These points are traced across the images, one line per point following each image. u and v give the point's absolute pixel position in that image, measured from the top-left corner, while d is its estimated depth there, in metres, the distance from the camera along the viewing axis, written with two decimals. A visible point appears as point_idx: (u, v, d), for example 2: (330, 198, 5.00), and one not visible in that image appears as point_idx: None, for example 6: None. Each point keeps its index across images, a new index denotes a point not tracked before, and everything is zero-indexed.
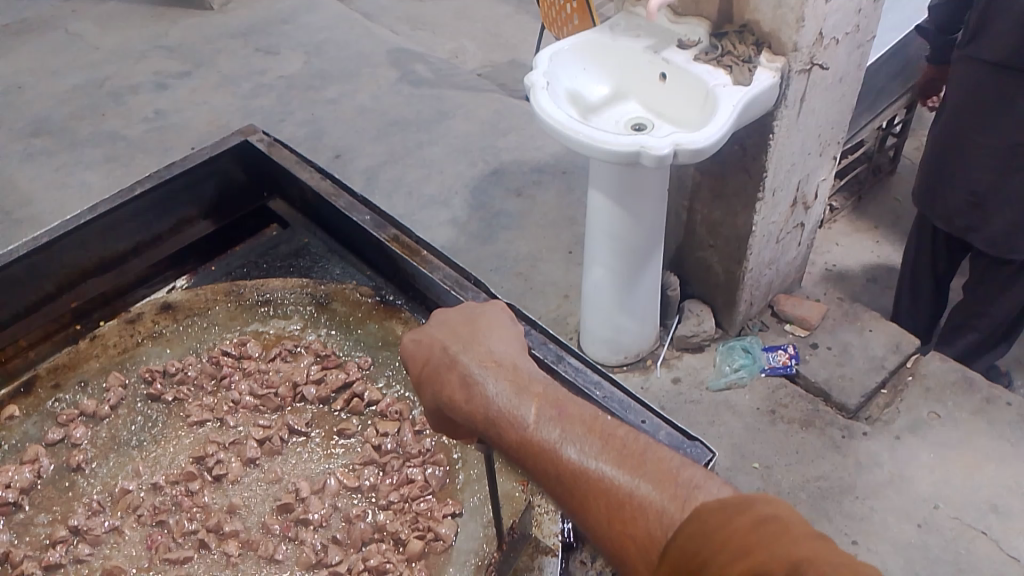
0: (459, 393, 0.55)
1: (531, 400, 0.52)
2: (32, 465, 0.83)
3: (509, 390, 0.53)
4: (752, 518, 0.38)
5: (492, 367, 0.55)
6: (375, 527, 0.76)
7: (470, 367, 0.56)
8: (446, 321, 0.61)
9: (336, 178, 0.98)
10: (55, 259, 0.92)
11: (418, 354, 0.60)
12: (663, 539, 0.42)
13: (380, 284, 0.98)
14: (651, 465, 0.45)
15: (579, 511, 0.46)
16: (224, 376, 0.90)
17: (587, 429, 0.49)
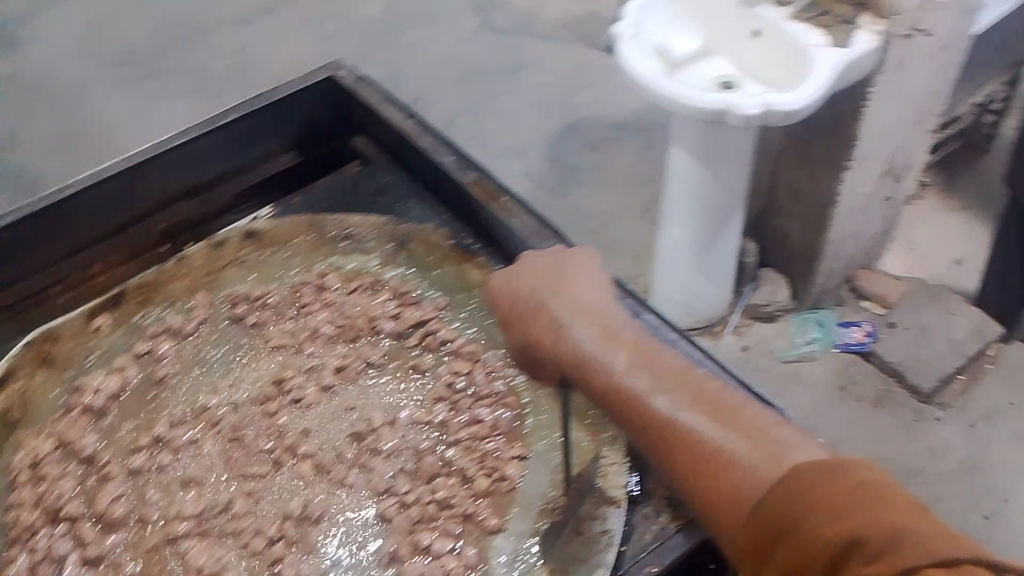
0: (547, 337, 0.58)
1: (621, 349, 0.55)
2: (120, 373, 0.86)
3: (599, 338, 0.56)
4: (845, 483, 0.39)
5: (581, 314, 0.58)
6: (442, 462, 0.78)
7: (559, 312, 0.59)
8: (533, 265, 0.63)
9: (419, 117, 0.95)
10: (146, 180, 0.93)
11: (506, 296, 0.63)
12: (752, 495, 0.44)
13: (457, 227, 0.94)
14: (740, 421, 0.48)
15: (667, 460, 0.49)
16: (305, 305, 0.92)
17: (676, 382, 0.51)
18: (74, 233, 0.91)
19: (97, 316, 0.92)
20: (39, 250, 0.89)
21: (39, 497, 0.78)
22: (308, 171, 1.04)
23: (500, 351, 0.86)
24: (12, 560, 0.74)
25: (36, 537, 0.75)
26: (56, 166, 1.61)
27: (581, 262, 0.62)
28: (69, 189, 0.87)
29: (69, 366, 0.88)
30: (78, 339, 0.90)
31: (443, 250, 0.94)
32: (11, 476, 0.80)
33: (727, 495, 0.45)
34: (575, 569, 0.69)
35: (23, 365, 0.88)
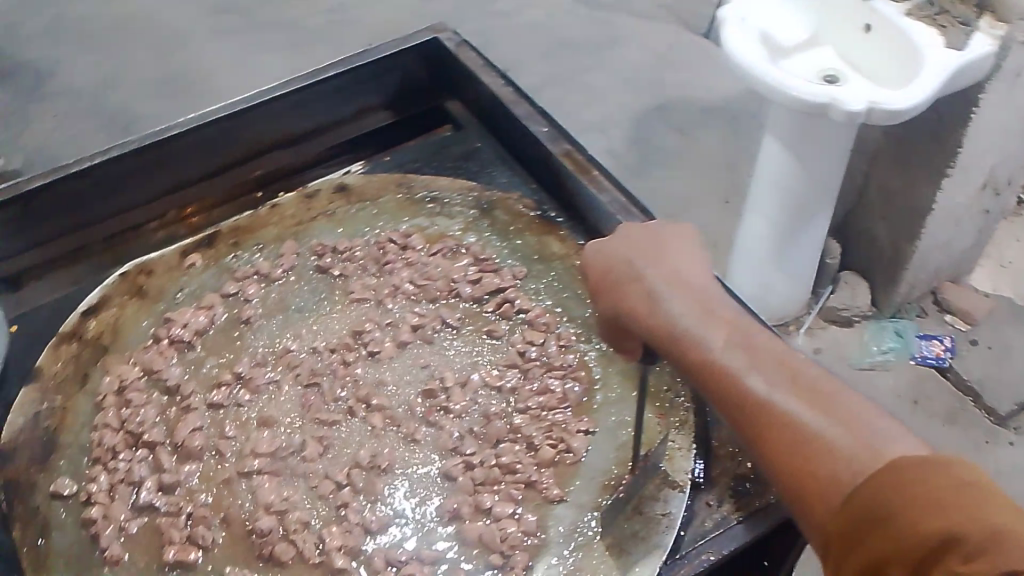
0: (641, 306, 0.57)
1: (717, 325, 0.53)
2: (208, 311, 0.90)
3: (695, 312, 0.55)
4: (951, 478, 0.38)
5: (679, 286, 0.57)
6: (509, 429, 0.79)
7: (654, 282, 0.58)
8: (630, 234, 0.63)
9: (517, 87, 0.99)
10: (246, 126, 1.01)
11: (601, 263, 0.62)
12: (849, 483, 0.42)
13: (542, 199, 0.96)
14: (841, 408, 0.46)
15: (758, 442, 0.48)
16: (387, 262, 0.93)
17: (773, 363, 0.50)
18: (179, 171, 1.00)
19: (192, 254, 0.96)
20: (148, 184, 0.99)
21: (122, 420, 0.82)
22: (400, 130, 1.09)
23: (575, 324, 0.86)
24: (94, 478, 0.77)
25: (118, 459, 0.79)
26: (154, 108, 1.66)
27: (680, 235, 0.61)
28: (177, 128, 0.96)
29: (161, 299, 0.92)
30: (170, 275, 0.94)
31: (527, 219, 0.95)
32: (98, 397, 0.83)
33: (822, 484, 0.43)
34: (632, 547, 0.69)
35: (119, 294, 0.93)
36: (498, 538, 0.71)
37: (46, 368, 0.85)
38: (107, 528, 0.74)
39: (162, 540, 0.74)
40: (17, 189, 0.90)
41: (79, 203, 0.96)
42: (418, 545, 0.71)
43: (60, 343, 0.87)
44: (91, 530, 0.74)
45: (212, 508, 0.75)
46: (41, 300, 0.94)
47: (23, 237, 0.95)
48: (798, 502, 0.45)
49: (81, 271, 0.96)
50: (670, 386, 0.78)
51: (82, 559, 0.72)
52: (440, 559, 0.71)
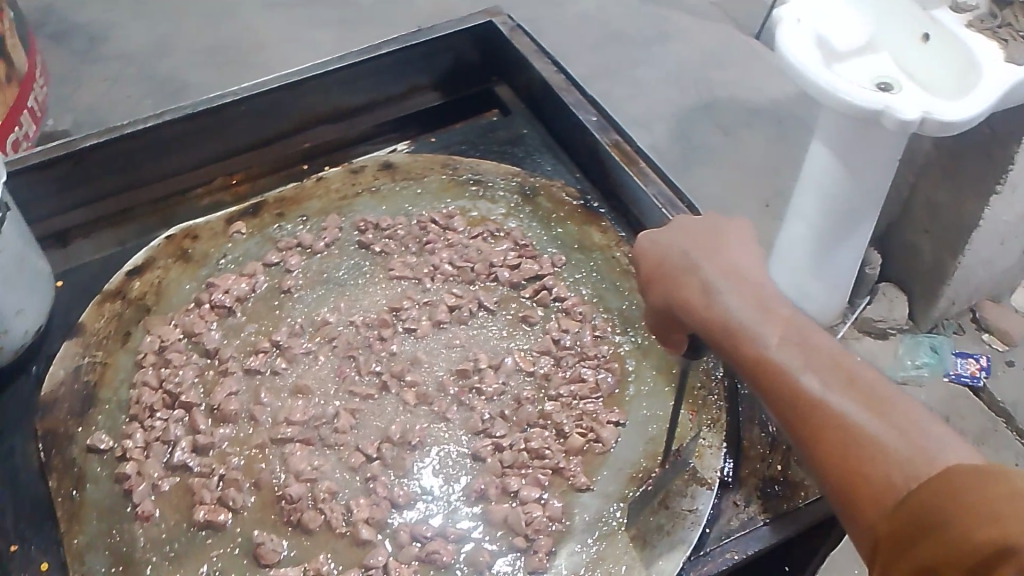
0: (695, 299, 0.57)
1: (773, 322, 0.53)
2: (249, 279, 0.91)
3: (750, 307, 0.54)
4: (1007, 490, 0.37)
5: (736, 281, 0.56)
6: (540, 415, 0.79)
7: (711, 276, 0.57)
8: (688, 228, 0.63)
9: (569, 74, 0.99)
10: (298, 99, 1.02)
11: (656, 255, 0.62)
12: (901, 488, 0.41)
13: (586, 188, 0.98)
14: (897, 412, 0.45)
15: (806, 441, 0.47)
16: (428, 242, 0.94)
17: (828, 362, 0.49)
18: (229, 139, 1.02)
19: (237, 221, 0.97)
20: (198, 150, 1.01)
21: (160, 380, 0.83)
22: (449, 111, 1.09)
23: (611, 315, 0.86)
24: (130, 435, 0.79)
25: (154, 417, 0.80)
26: (204, 76, 1.68)
27: (739, 233, 0.61)
28: (230, 96, 0.98)
29: (204, 263, 0.93)
30: (215, 241, 0.95)
31: (570, 207, 0.96)
32: (138, 356, 0.85)
33: (873, 487, 0.42)
34: (656, 539, 0.69)
35: (164, 256, 0.94)
36: (523, 522, 0.71)
37: (89, 325, 0.87)
38: (140, 484, 0.75)
39: (193, 500, 0.75)
40: (71, 146, 0.93)
41: (129, 164, 0.98)
42: (444, 522, 0.72)
43: (104, 301, 0.89)
44: (124, 486, 0.75)
45: (244, 472, 0.77)
46: (88, 259, 0.96)
47: (74, 194, 0.97)
48: (845, 504, 0.44)
49: (127, 232, 0.98)
50: (702, 383, 0.78)
51: (115, 512, 0.74)
52: (464, 538, 0.71)
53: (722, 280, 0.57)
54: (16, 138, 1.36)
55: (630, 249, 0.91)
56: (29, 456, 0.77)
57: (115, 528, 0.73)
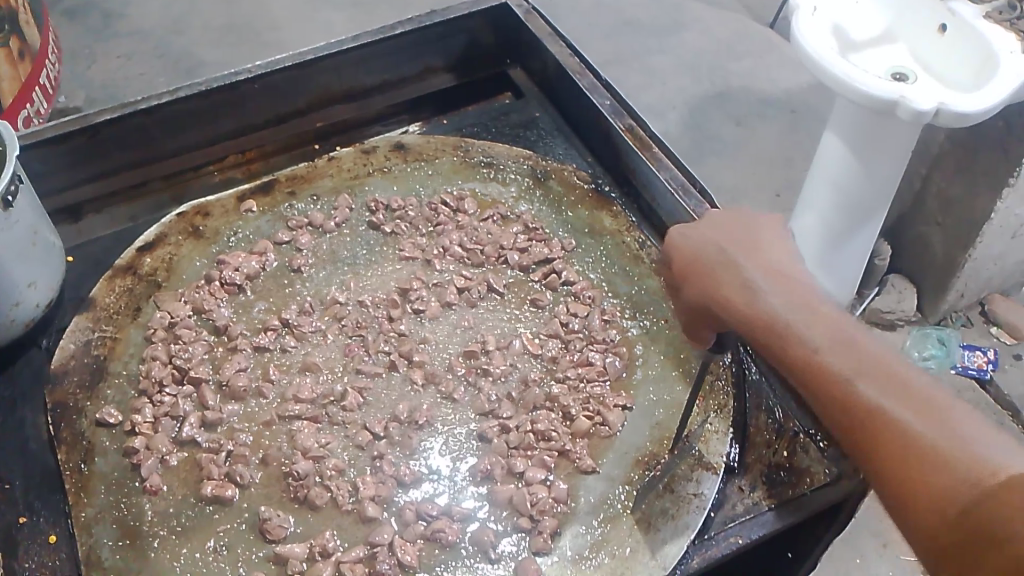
0: (735, 298, 0.58)
1: (817, 322, 0.53)
2: (260, 257, 0.91)
3: (795, 306, 0.54)
4: None
5: (779, 281, 0.57)
6: (548, 397, 0.79)
7: (753, 275, 0.58)
8: (724, 225, 0.63)
9: (584, 57, 0.98)
10: (313, 78, 1.02)
11: (694, 251, 0.63)
12: (962, 496, 0.42)
13: (597, 173, 0.97)
14: (952, 416, 0.45)
15: (860, 444, 0.47)
16: (439, 223, 0.94)
17: (878, 363, 0.49)
18: (243, 117, 1.02)
19: (248, 199, 0.96)
20: (211, 127, 1.01)
21: (169, 355, 0.83)
22: (461, 94, 1.10)
23: (620, 300, 0.86)
24: (139, 410, 0.79)
25: (163, 392, 0.81)
26: (217, 55, 1.68)
27: (776, 231, 0.62)
28: (244, 74, 0.98)
29: (215, 240, 0.94)
30: (226, 218, 0.95)
31: (582, 191, 0.96)
32: (148, 331, 0.85)
33: (932, 498, 0.43)
34: (661, 523, 0.70)
35: (176, 232, 0.94)
36: (529, 503, 0.71)
37: (100, 300, 0.87)
38: (148, 458, 0.76)
39: (200, 475, 0.76)
40: (85, 121, 0.93)
41: (142, 140, 0.98)
42: (449, 502, 0.73)
43: (115, 276, 0.89)
44: (133, 459, 0.76)
45: (251, 448, 0.77)
46: (99, 234, 0.96)
47: (87, 169, 0.97)
48: (903, 511, 0.44)
49: (140, 208, 0.99)
50: (710, 371, 0.78)
51: (123, 485, 0.75)
52: (469, 518, 0.72)
53: (761, 278, 0.57)
54: (29, 114, 1.36)
55: (641, 235, 0.91)
56: (39, 427, 0.78)
57: (123, 501, 0.74)
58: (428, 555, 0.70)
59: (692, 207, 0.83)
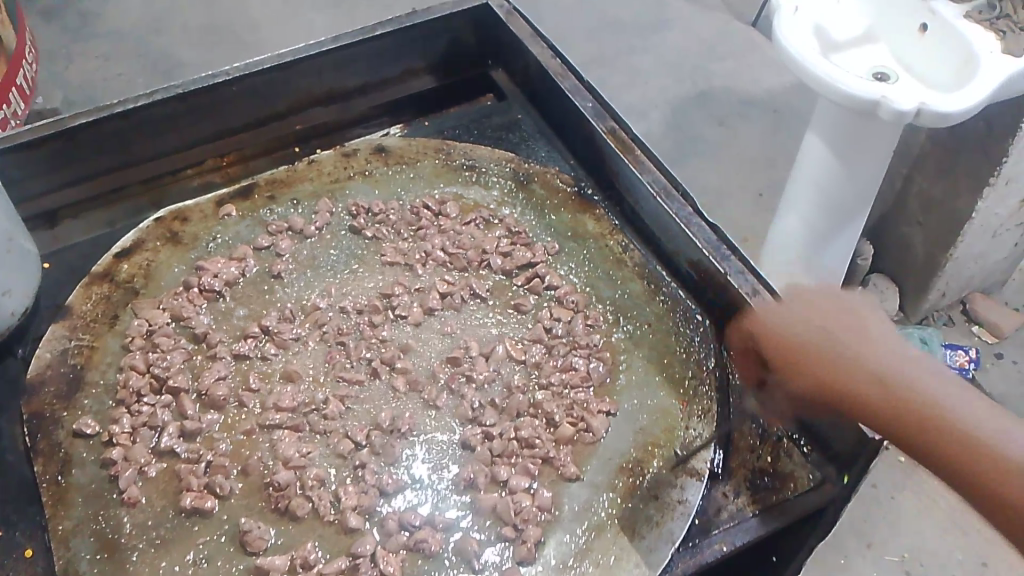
0: (834, 376, 0.61)
1: (937, 405, 0.56)
2: (240, 263, 0.90)
3: (916, 391, 0.57)
4: None
5: (893, 368, 0.59)
6: (530, 403, 0.78)
7: (868, 363, 0.59)
8: (813, 304, 0.65)
9: (566, 60, 0.97)
10: (293, 81, 1.01)
11: (794, 337, 0.65)
12: None
13: (580, 176, 0.97)
14: None
15: (1014, 527, 0.52)
16: (421, 228, 0.93)
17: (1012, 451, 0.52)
18: (221, 120, 1.01)
19: (227, 204, 0.95)
20: (190, 131, 0.99)
21: (147, 364, 0.82)
22: (443, 95, 1.09)
23: (604, 305, 0.86)
24: (117, 420, 0.78)
25: (141, 401, 0.80)
26: (196, 56, 1.66)
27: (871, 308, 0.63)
28: (222, 76, 0.97)
29: (194, 246, 0.92)
30: (206, 223, 0.94)
31: (565, 194, 0.95)
32: (126, 339, 0.84)
33: (1012, 501, 0.51)
34: (645, 530, 0.70)
35: (153, 238, 0.93)
36: (513, 511, 0.71)
37: (77, 308, 0.86)
38: (126, 469, 0.75)
39: (180, 486, 0.75)
40: (60, 125, 0.91)
41: (119, 144, 0.96)
42: (431, 511, 0.72)
43: (91, 283, 0.88)
44: (111, 471, 0.75)
45: (231, 458, 0.76)
46: (76, 239, 0.95)
47: (63, 174, 0.95)
48: None
49: (118, 213, 0.97)
50: (694, 374, 0.79)
51: (101, 497, 0.74)
52: (452, 527, 0.71)
53: (858, 358, 0.60)
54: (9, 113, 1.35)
55: (624, 238, 0.91)
56: (15, 438, 0.77)
57: (101, 513, 0.73)
58: (412, 565, 0.69)
59: (675, 211, 0.82)
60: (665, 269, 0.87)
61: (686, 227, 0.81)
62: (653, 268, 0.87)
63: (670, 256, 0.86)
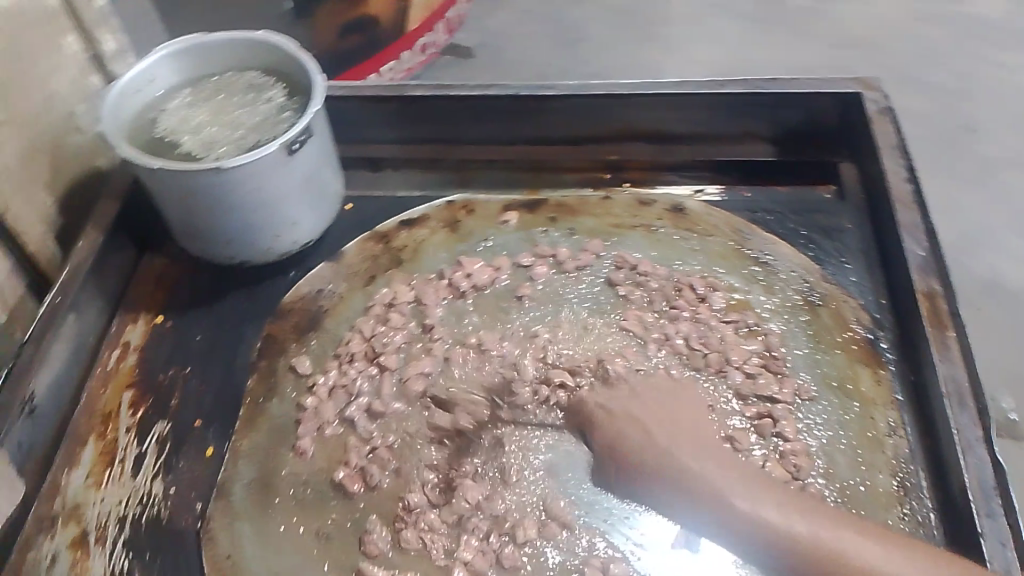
0: (676, 473, 0.66)
1: (765, 498, 0.62)
2: (494, 271, 0.91)
3: (715, 472, 0.65)
4: None
5: (698, 459, 0.66)
6: (687, 555, 0.70)
7: (683, 458, 0.67)
8: (655, 410, 0.73)
9: (918, 187, 0.83)
10: (622, 111, 0.97)
11: (634, 434, 0.70)
12: None
13: (883, 322, 0.82)
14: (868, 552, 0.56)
15: None
16: (675, 308, 0.85)
17: (862, 547, 0.57)
18: (542, 126, 1.00)
19: (512, 211, 0.96)
20: (513, 127, 1.00)
21: (372, 334, 0.86)
22: (776, 170, 0.98)
23: (831, 486, 0.72)
24: (326, 372, 0.84)
25: (351, 364, 0.84)
26: None
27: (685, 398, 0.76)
28: (553, 89, 0.96)
29: (464, 240, 0.95)
30: (485, 222, 0.96)
31: (853, 335, 0.81)
32: (369, 303, 0.89)
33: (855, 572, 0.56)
34: None
35: (438, 219, 0.97)
36: None
37: (348, 258, 0.93)
38: (309, 421, 0.80)
39: (342, 457, 0.78)
40: (402, 90, 0.98)
41: (446, 119, 1.00)
42: None
43: (370, 240, 0.95)
44: (299, 415, 0.81)
45: (393, 453, 0.78)
46: (383, 192, 1.02)
47: (396, 131, 1.03)
48: None
49: (428, 180, 1.02)
50: None
51: (280, 435, 0.80)
52: None
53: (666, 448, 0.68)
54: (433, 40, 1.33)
55: (896, 417, 0.75)
56: (249, 351, 0.87)
57: (272, 449, 0.79)
58: None
59: (960, 426, 0.66)
60: (930, 480, 0.71)
61: (963, 454, 0.65)
62: (913, 468, 0.72)
63: (942, 466, 0.70)
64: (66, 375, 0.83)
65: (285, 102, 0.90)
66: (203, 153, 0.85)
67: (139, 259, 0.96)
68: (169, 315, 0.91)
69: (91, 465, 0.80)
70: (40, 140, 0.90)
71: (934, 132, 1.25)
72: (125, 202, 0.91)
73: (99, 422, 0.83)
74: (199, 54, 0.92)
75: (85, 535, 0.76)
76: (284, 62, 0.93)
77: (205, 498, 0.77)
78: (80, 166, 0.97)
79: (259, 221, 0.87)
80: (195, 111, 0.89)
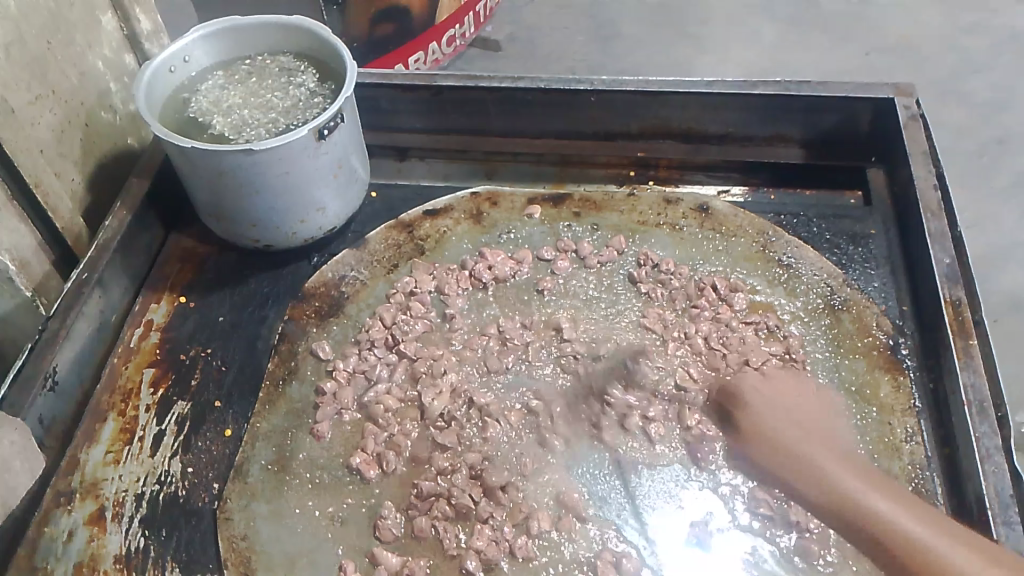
0: (770, 447, 0.71)
1: (847, 471, 0.67)
2: (517, 264, 0.91)
3: (815, 449, 0.70)
4: None
5: (800, 443, 0.70)
6: (699, 552, 0.70)
7: (773, 426, 0.72)
8: (772, 381, 0.77)
9: (947, 197, 0.82)
10: (652, 109, 0.98)
11: (738, 402, 0.75)
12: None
13: (906, 330, 0.82)
14: (927, 522, 0.61)
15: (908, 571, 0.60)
16: (696, 307, 0.85)
17: (919, 510, 0.62)
18: (573, 121, 1.01)
19: (536, 204, 0.96)
20: (543, 121, 1.01)
21: (393, 321, 0.87)
22: (805, 173, 0.98)
23: None
24: (346, 356, 0.84)
25: (371, 350, 0.84)
26: None
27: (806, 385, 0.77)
28: (586, 83, 0.97)
29: (488, 231, 0.95)
30: (510, 215, 0.96)
31: (874, 340, 0.81)
32: (391, 290, 0.90)
33: (906, 544, 0.60)
34: None
35: (461, 209, 0.97)
36: None
37: (372, 246, 0.94)
38: (328, 405, 0.80)
39: (359, 443, 0.79)
40: (433, 80, 0.99)
41: (476, 111, 1.01)
42: None
43: (393, 228, 0.95)
44: (318, 399, 0.81)
45: (410, 440, 0.78)
46: (409, 181, 1.03)
47: (426, 120, 1.04)
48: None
49: (456, 169, 1.03)
50: None
51: (299, 418, 0.81)
52: None
53: (757, 421, 0.73)
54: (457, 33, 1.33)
55: (914, 424, 0.75)
56: (271, 332, 0.89)
57: (290, 432, 0.80)
58: None
59: (978, 436, 0.65)
60: (945, 487, 0.71)
61: (982, 463, 0.64)
62: (929, 476, 0.72)
63: (960, 478, 0.70)
64: (90, 350, 0.85)
65: (316, 88, 0.91)
66: (234, 136, 0.86)
67: (167, 238, 0.97)
68: (192, 296, 0.92)
69: (111, 441, 0.80)
70: (73, 114, 0.92)
71: (966, 141, 1.24)
72: (154, 181, 0.93)
73: (120, 398, 0.83)
74: (233, 37, 0.93)
75: (103, 511, 0.76)
76: (316, 48, 0.93)
77: (221, 479, 0.77)
78: (112, 143, 0.99)
79: (285, 205, 0.88)
80: (228, 93, 0.90)
